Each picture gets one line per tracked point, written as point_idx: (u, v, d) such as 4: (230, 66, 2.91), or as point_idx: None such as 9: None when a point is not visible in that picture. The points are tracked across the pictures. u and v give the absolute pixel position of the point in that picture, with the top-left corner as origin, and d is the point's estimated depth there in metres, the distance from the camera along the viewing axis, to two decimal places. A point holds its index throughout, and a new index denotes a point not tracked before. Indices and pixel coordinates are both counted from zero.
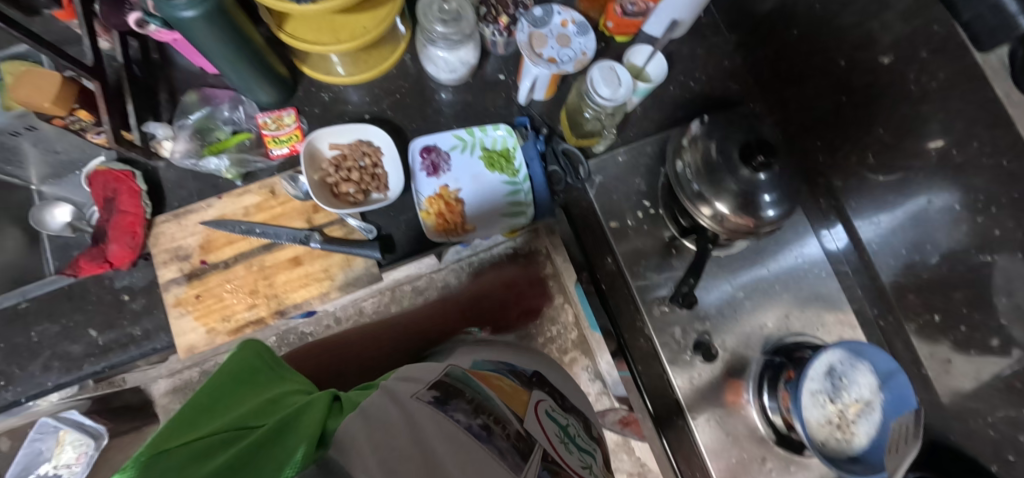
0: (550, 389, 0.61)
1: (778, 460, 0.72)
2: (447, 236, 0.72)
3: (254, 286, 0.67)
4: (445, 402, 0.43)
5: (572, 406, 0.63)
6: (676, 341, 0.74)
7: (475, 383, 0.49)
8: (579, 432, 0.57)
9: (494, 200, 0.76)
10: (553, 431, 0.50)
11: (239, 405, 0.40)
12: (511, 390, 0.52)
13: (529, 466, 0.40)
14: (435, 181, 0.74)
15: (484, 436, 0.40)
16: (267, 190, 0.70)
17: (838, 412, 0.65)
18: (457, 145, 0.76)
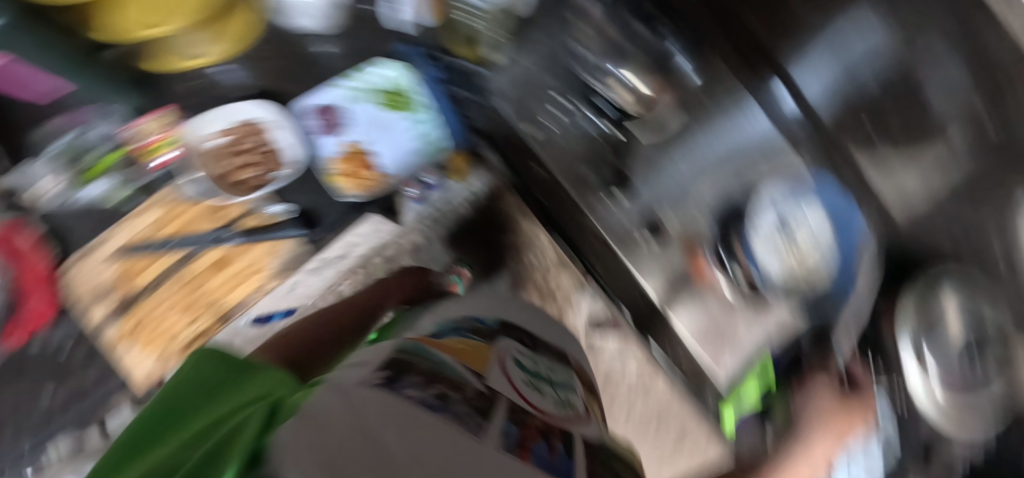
0: (519, 334, 0.59)
1: (752, 322, 0.68)
2: (365, 190, 0.76)
3: (186, 302, 0.75)
4: (391, 381, 0.37)
5: (545, 346, 0.61)
6: (623, 227, 0.70)
7: (425, 351, 0.45)
8: (552, 372, 0.55)
9: (402, 144, 0.76)
10: (518, 378, 0.48)
11: (173, 438, 0.31)
12: (469, 349, 0.50)
13: (493, 424, 0.36)
14: (336, 140, 0.75)
15: (441, 405, 0.35)
16: (165, 202, 0.74)
17: (791, 248, 0.63)
18: (350, 97, 0.75)
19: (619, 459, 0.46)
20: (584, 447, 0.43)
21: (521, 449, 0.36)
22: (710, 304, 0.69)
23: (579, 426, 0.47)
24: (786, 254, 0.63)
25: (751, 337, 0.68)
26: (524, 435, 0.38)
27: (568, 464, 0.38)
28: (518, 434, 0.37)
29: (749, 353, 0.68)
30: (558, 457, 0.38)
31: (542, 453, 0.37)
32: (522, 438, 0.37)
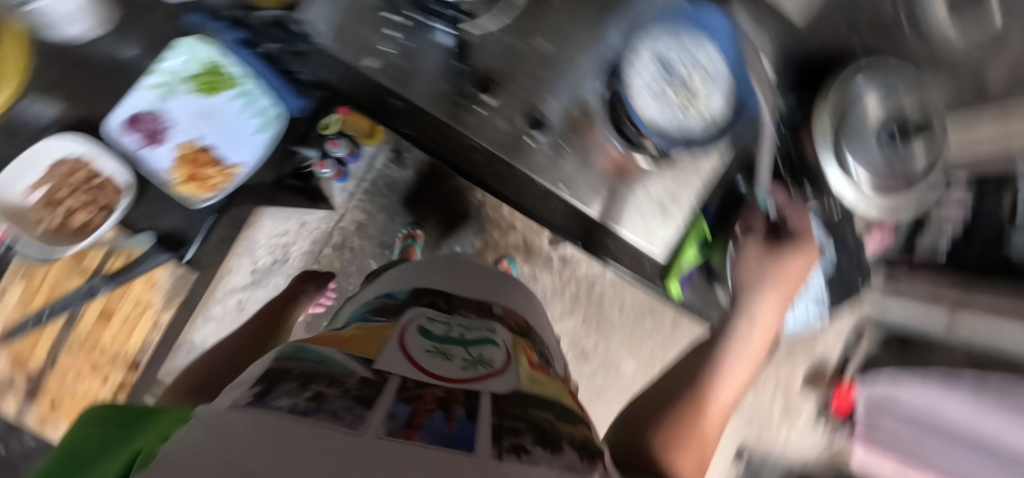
0: (433, 297, 0.64)
1: (677, 192, 0.62)
2: (211, 190, 0.79)
3: (90, 363, 0.91)
4: (262, 394, 0.33)
5: (462, 301, 0.65)
6: (508, 134, 0.61)
7: (309, 352, 0.42)
8: (466, 329, 0.55)
9: (234, 130, 0.79)
10: (418, 348, 0.47)
11: None
12: (366, 334, 0.50)
13: (376, 412, 0.32)
14: (165, 148, 0.76)
15: (314, 407, 0.31)
16: (19, 274, 0.83)
17: (679, 91, 0.57)
18: (158, 97, 0.74)
19: (533, 406, 0.41)
20: (491, 402, 0.39)
21: (409, 429, 0.30)
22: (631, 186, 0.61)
23: (489, 382, 0.43)
24: (677, 99, 0.57)
25: (682, 207, 0.62)
26: (415, 412, 0.33)
27: (468, 427, 0.33)
28: (409, 412, 0.33)
29: (681, 222, 0.63)
30: (456, 426, 0.33)
31: (435, 426, 0.32)
32: (413, 415, 0.33)
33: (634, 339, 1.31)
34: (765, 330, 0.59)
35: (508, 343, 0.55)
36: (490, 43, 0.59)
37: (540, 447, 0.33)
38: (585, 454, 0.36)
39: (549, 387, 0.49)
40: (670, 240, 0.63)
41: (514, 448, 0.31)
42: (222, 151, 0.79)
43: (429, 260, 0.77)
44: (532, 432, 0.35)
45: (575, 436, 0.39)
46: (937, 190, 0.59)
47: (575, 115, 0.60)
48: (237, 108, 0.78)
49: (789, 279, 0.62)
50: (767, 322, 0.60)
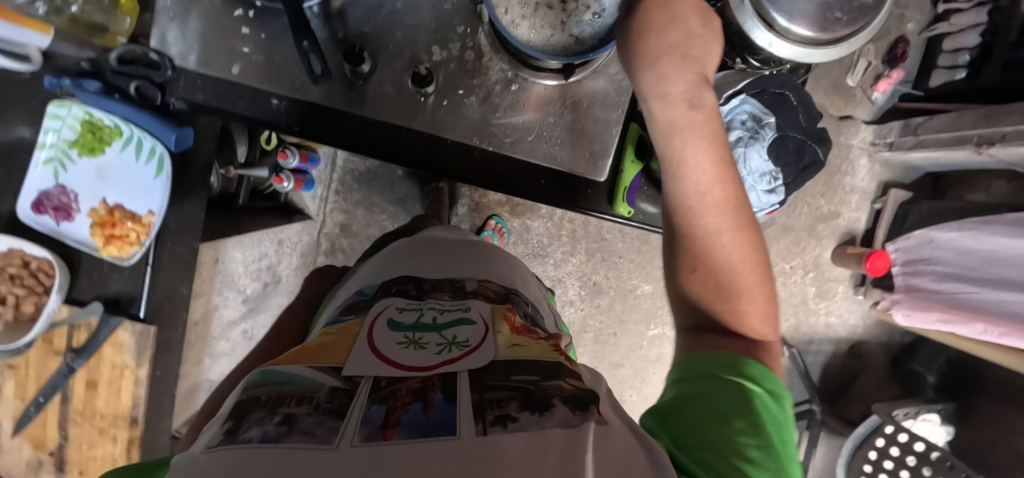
0: (401, 285, 0.52)
1: (600, 106, 0.57)
2: (127, 250, 0.56)
3: None
4: (230, 431, 0.25)
5: (433, 284, 0.53)
6: (406, 95, 0.56)
7: (274, 373, 0.32)
8: (440, 311, 0.44)
9: (145, 176, 0.57)
10: (387, 342, 0.36)
11: None
12: (332, 338, 0.40)
13: (349, 418, 0.24)
14: (81, 220, 0.57)
15: (284, 431, 0.23)
16: None
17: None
18: (55, 166, 0.55)
19: (518, 371, 0.31)
20: (469, 376, 0.30)
21: (386, 428, 0.24)
22: (549, 110, 0.57)
23: (466, 361, 0.32)
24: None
25: (609, 123, 0.58)
26: (392, 410, 0.25)
27: (451, 410, 0.26)
28: (385, 412, 0.25)
29: (616, 136, 0.58)
30: (435, 412, 0.25)
31: (413, 418, 0.25)
32: (389, 413, 0.25)
33: (643, 261, 1.28)
34: (685, 100, 0.36)
35: (488, 315, 0.43)
36: (354, 5, 0.54)
37: (526, 410, 0.26)
38: (576, 406, 0.28)
39: (538, 349, 0.38)
40: (606, 160, 0.58)
41: (497, 418, 0.25)
42: (135, 205, 0.57)
43: (398, 247, 0.64)
44: (518, 396, 0.27)
45: (561, 389, 0.30)
46: (886, 11, 0.49)
47: (463, 55, 0.56)
48: (133, 157, 0.57)
49: (655, 32, 0.37)
50: (682, 93, 0.36)
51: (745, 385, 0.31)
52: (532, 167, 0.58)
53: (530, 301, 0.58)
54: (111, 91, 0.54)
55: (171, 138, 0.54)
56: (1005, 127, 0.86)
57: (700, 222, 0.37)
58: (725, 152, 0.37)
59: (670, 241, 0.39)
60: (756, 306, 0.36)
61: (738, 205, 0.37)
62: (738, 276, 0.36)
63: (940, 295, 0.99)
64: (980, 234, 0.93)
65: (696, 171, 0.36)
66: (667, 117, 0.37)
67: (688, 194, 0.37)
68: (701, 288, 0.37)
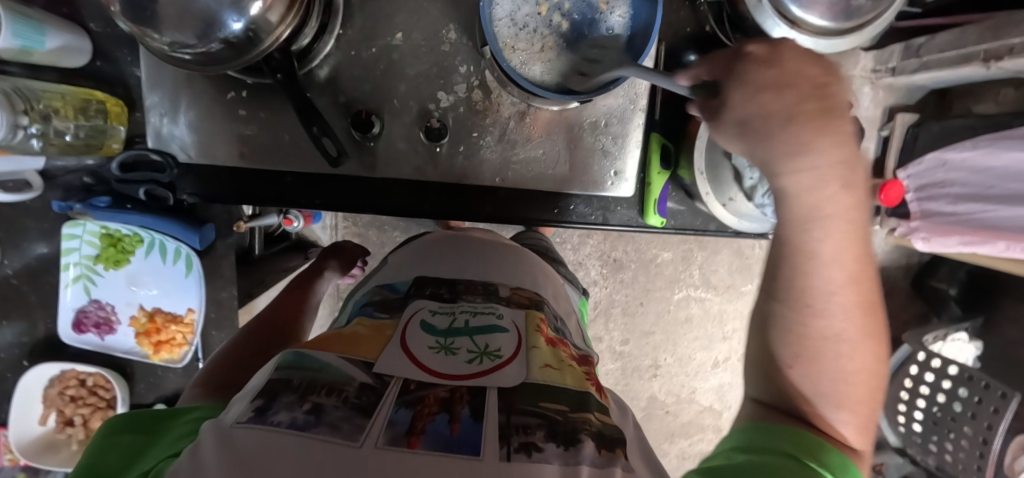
0: (434, 287, 0.48)
1: (615, 127, 0.56)
2: (177, 354, 0.57)
3: None
4: (262, 410, 0.28)
5: (467, 285, 0.49)
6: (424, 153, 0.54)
7: (307, 357, 0.33)
8: (472, 315, 0.42)
9: (175, 279, 0.56)
10: (419, 346, 0.37)
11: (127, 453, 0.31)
12: (366, 333, 0.40)
13: (376, 418, 0.27)
14: (126, 329, 0.57)
15: (311, 421, 0.26)
16: None
17: (560, 18, 0.49)
18: (87, 283, 0.55)
19: (546, 396, 0.32)
20: (498, 395, 0.31)
21: (411, 435, 0.26)
22: (550, 142, 0.56)
23: (492, 377, 0.33)
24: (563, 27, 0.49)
25: (627, 138, 0.56)
26: (418, 417, 0.28)
27: (477, 428, 0.27)
28: (412, 418, 0.28)
29: (637, 150, 0.57)
30: (461, 428, 0.27)
31: (439, 430, 0.27)
32: (415, 420, 0.27)
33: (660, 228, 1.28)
34: (837, 179, 0.30)
35: (521, 325, 0.42)
36: (347, 64, 0.52)
37: (552, 441, 0.27)
38: (604, 444, 0.29)
39: (571, 373, 0.37)
40: (634, 176, 0.57)
41: (522, 445, 0.26)
42: (174, 306, 0.57)
43: (426, 243, 0.59)
44: (545, 425, 0.29)
45: (589, 422, 0.31)
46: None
47: (471, 96, 0.54)
48: (159, 260, 0.56)
49: (803, 92, 0.28)
50: (836, 173, 0.29)
51: (818, 469, 0.31)
52: (552, 197, 0.58)
53: (559, 314, 0.52)
54: (123, 202, 0.53)
55: (195, 239, 0.53)
56: (1014, 38, 0.77)
57: (817, 320, 0.33)
58: (865, 237, 0.32)
59: (771, 326, 0.36)
60: (855, 418, 0.35)
61: (864, 302, 0.33)
62: (841, 387, 0.34)
63: (958, 218, 0.93)
64: (990, 150, 0.88)
65: (824, 265, 0.32)
66: (804, 195, 0.31)
67: (811, 283, 0.33)
68: (797, 385, 0.35)
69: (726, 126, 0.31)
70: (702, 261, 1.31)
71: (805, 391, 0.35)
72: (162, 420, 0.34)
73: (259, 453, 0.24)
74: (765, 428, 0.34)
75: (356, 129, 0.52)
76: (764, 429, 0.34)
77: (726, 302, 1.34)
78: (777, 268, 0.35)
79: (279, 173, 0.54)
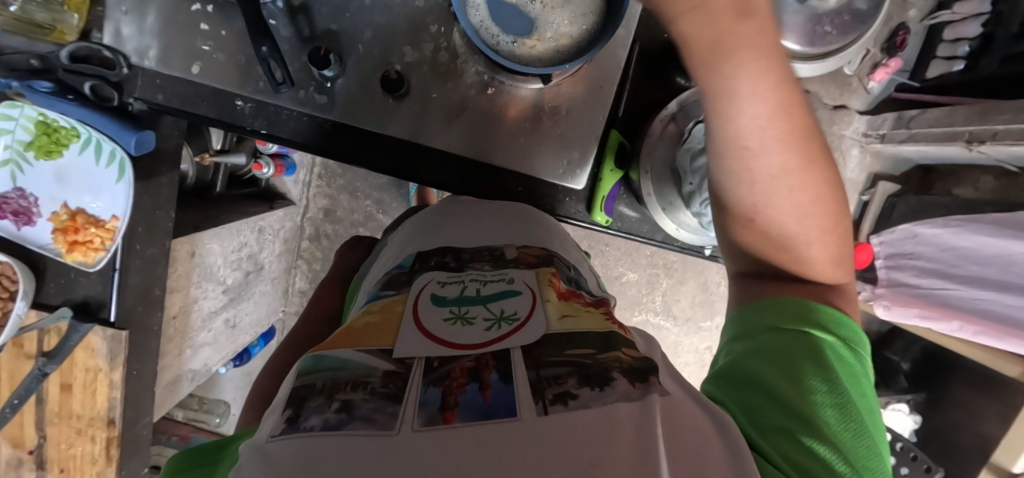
0: (439, 257, 0.46)
1: (580, 107, 0.56)
2: (88, 257, 0.56)
3: None
4: (292, 419, 0.27)
5: (472, 253, 0.46)
6: (379, 105, 0.54)
7: (326, 360, 0.32)
8: (483, 283, 0.40)
9: (105, 183, 0.56)
10: (434, 319, 0.36)
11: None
12: (377, 318, 0.37)
13: (407, 403, 0.26)
14: (42, 223, 0.56)
15: (345, 418, 0.25)
16: None
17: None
18: (12, 167, 0.54)
19: (571, 345, 0.32)
20: (524, 354, 0.31)
21: (445, 411, 0.26)
22: (515, 120, 0.56)
23: (518, 337, 0.33)
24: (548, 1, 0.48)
25: (588, 134, 0.57)
26: (449, 391, 0.27)
27: (508, 391, 0.27)
28: (442, 394, 0.27)
29: (592, 154, 0.57)
30: (492, 393, 0.27)
31: (471, 400, 0.27)
32: (446, 395, 0.27)
33: (630, 248, 1.27)
34: (728, 6, 0.33)
35: (534, 284, 0.40)
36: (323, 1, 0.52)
37: (586, 386, 0.28)
38: (637, 378, 0.30)
39: (590, 319, 0.37)
40: (587, 167, 0.57)
41: (557, 397, 0.27)
42: (100, 209, 0.56)
43: (433, 214, 0.55)
44: (577, 372, 0.29)
45: (620, 360, 0.31)
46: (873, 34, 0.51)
47: (437, 56, 0.54)
48: (93, 160, 0.55)
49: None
50: (724, 0, 0.33)
51: (817, 334, 0.37)
52: (517, 181, 0.58)
53: (572, 263, 0.49)
54: (64, 92, 0.50)
55: (130, 141, 0.52)
56: (996, 124, 0.75)
57: (755, 160, 0.38)
58: (774, 62, 0.35)
59: (720, 189, 0.42)
60: (818, 253, 0.41)
61: (791, 123, 0.37)
62: (794, 209, 0.39)
63: (919, 291, 0.91)
64: (962, 231, 0.86)
65: (744, 99, 0.35)
66: (701, 32, 0.34)
67: (736, 129, 0.37)
68: (757, 237, 0.42)
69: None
70: (665, 289, 1.30)
71: (768, 240, 0.41)
72: (216, 450, 0.34)
73: (299, 457, 0.23)
74: (758, 303, 0.40)
75: (313, 65, 0.50)
76: (761, 305, 0.40)
77: (683, 334, 1.34)
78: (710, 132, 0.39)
79: (229, 94, 0.53)
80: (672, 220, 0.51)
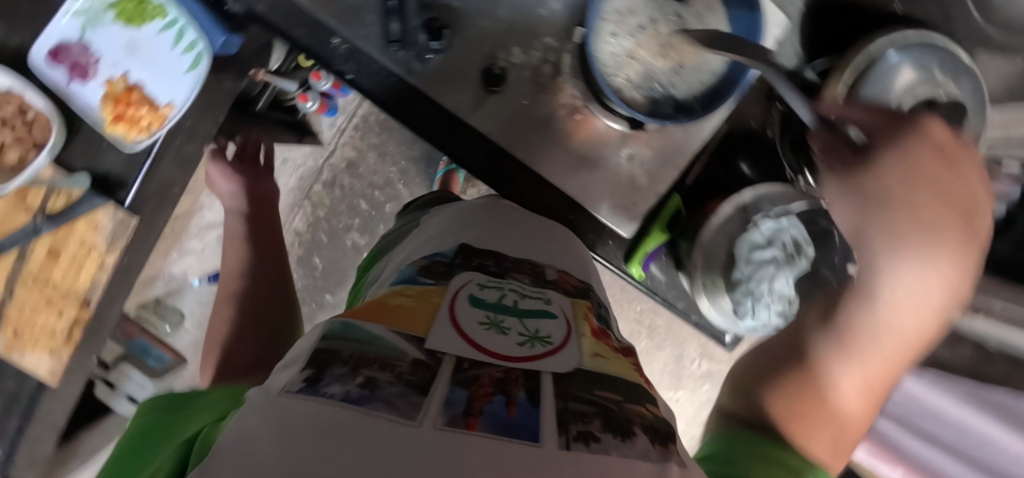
0: (481, 259, 0.44)
1: (654, 159, 0.57)
2: (132, 134, 0.54)
3: None
4: (311, 381, 0.25)
5: (514, 263, 0.44)
6: (467, 92, 0.53)
7: (357, 330, 0.30)
8: (521, 295, 0.38)
9: (177, 69, 0.56)
10: (469, 320, 0.33)
11: (164, 421, 0.35)
12: (414, 305, 0.34)
13: (432, 396, 0.24)
14: (95, 84, 0.54)
15: (366, 395, 0.23)
16: None
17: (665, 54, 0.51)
18: (83, 21, 0.52)
19: (598, 385, 0.30)
20: (553, 380, 0.28)
21: (468, 416, 0.23)
22: (591, 149, 0.56)
23: (551, 363, 0.30)
24: (667, 65, 0.51)
25: (653, 187, 0.57)
26: (474, 397, 0.25)
27: (534, 414, 0.25)
28: (468, 398, 0.25)
29: (646, 208, 0.57)
30: (518, 412, 0.25)
31: (495, 412, 0.24)
32: (472, 400, 0.24)
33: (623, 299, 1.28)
34: (939, 293, 0.41)
35: (570, 314, 0.38)
36: None
37: (609, 432, 0.25)
38: (658, 439, 0.28)
39: (618, 365, 0.35)
40: (638, 218, 0.57)
41: (581, 434, 0.24)
42: (157, 91, 0.55)
43: (479, 211, 0.54)
44: (601, 415, 0.26)
45: (642, 416, 0.29)
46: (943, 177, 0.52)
47: (541, 67, 0.54)
48: (171, 43, 0.55)
49: (939, 215, 0.39)
50: (940, 294, 0.41)
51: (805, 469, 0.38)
52: (569, 207, 0.58)
53: (603, 302, 0.49)
54: None
55: (218, 41, 0.54)
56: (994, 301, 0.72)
57: (843, 372, 0.43)
58: (912, 329, 0.42)
59: (792, 360, 0.46)
60: (835, 456, 0.43)
61: (877, 387, 0.44)
62: (843, 425, 0.43)
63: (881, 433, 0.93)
64: (935, 388, 0.86)
65: (882, 322, 0.42)
66: (904, 288, 0.41)
67: (857, 339, 0.43)
68: (780, 412, 0.43)
69: (844, 169, 0.40)
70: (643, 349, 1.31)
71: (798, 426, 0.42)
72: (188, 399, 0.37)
73: (308, 422, 0.21)
74: (748, 436, 0.41)
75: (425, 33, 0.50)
76: (747, 439, 0.40)
77: None
78: (828, 324, 0.45)
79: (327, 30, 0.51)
80: (710, 302, 0.53)
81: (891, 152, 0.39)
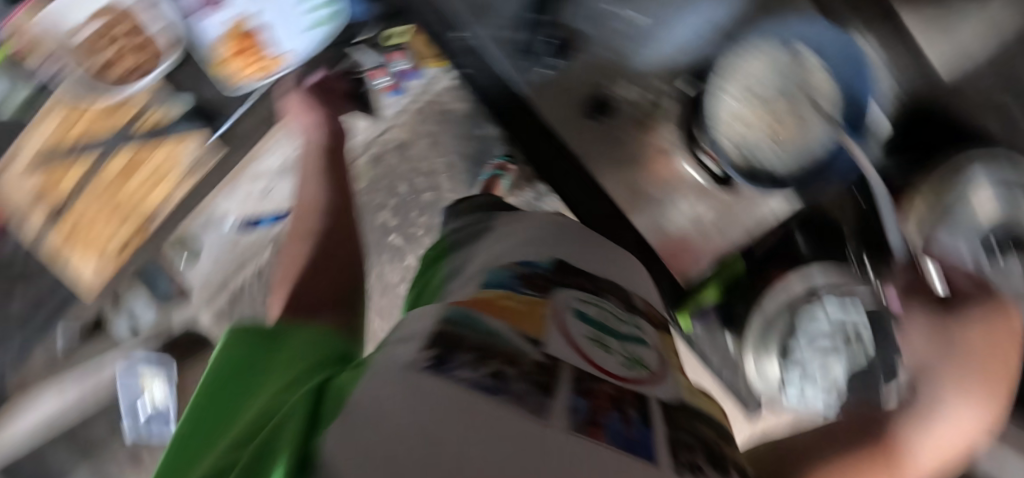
0: (577, 276, 0.40)
1: (730, 216, 0.59)
2: (240, 77, 0.74)
3: (113, 202, 0.80)
4: (440, 358, 0.26)
5: (609, 286, 0.41)
6: (568, 110, 0.56)
7: (476, 318, 0.29)
8: (619, 319, 0.36)
9: (293, 23, 0.72)
10: (576, 334, 0.31)
11: (254, 370, 0.33)
12: (520, 309, 0.32)
13: (558, 398, 0.24)
14: (217, 18, 0.70)
15: (499, 386, 0.23)
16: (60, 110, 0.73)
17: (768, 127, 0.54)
18: None
19: (696, 418, 0.31)
20: (661, 407, 0.28)
21: (591, 425, 0.23)
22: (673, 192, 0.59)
23: (657, 390, 0.30)
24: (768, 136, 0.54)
25: (727, 240, 0.59)
26: (595, 408, 0.25)
27: (648, 435, 0.25)
28: (588, 408, 0.24)
29: (711, 261, 0.60)
30: (634, 430, 0.25)
31: (616, 427, 0.24)
32: (593, 411, 0.24)
33: None
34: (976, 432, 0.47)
35: (660, 345, 0.39)
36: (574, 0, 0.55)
37: (714, 468, 0.26)
38: None
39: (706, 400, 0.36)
40: (703, 268, 0.60)
41: (690, 463, 0.24)
42: (279, 37, 0.72)
43: (563, 223, 0.52)
44: (704, 450, 0.27)
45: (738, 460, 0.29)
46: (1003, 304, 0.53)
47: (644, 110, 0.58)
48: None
49: (993, 378, 0.48)
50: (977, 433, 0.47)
51: None
52: (642, 241, 0.59)
53: None
54: None
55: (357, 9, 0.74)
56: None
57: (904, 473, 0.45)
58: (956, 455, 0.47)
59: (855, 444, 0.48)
60: None
61: None
62: None
63: None
64: None
65: (934, 439, 0.46)
66: (955, 423, 0.47)
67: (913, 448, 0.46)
68: None
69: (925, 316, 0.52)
70: None
71: None
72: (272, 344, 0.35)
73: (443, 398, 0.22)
74: None
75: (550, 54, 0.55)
76: None
77: None
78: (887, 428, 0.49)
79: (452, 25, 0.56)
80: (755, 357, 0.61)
81: (972, 309, 0.49)
